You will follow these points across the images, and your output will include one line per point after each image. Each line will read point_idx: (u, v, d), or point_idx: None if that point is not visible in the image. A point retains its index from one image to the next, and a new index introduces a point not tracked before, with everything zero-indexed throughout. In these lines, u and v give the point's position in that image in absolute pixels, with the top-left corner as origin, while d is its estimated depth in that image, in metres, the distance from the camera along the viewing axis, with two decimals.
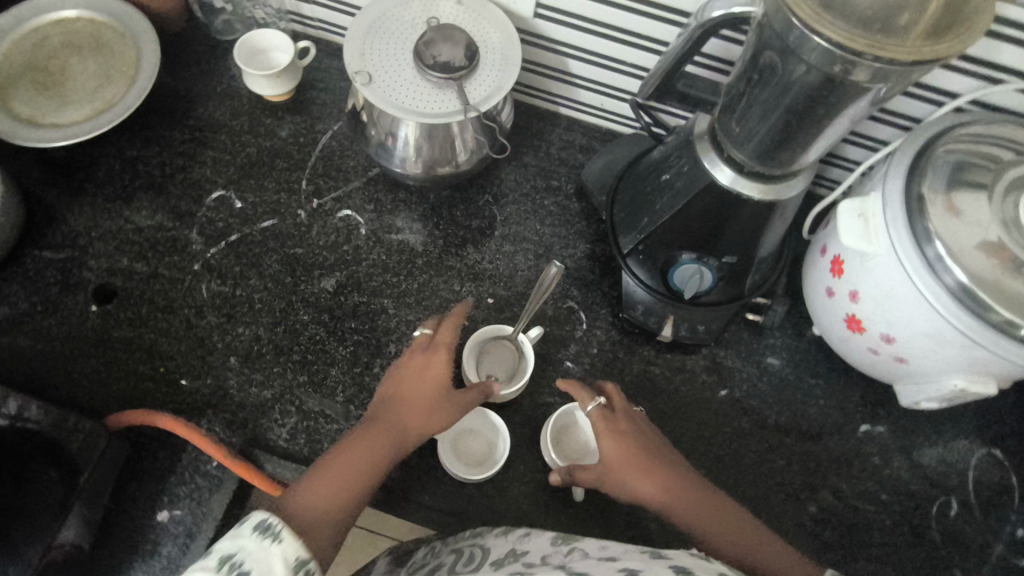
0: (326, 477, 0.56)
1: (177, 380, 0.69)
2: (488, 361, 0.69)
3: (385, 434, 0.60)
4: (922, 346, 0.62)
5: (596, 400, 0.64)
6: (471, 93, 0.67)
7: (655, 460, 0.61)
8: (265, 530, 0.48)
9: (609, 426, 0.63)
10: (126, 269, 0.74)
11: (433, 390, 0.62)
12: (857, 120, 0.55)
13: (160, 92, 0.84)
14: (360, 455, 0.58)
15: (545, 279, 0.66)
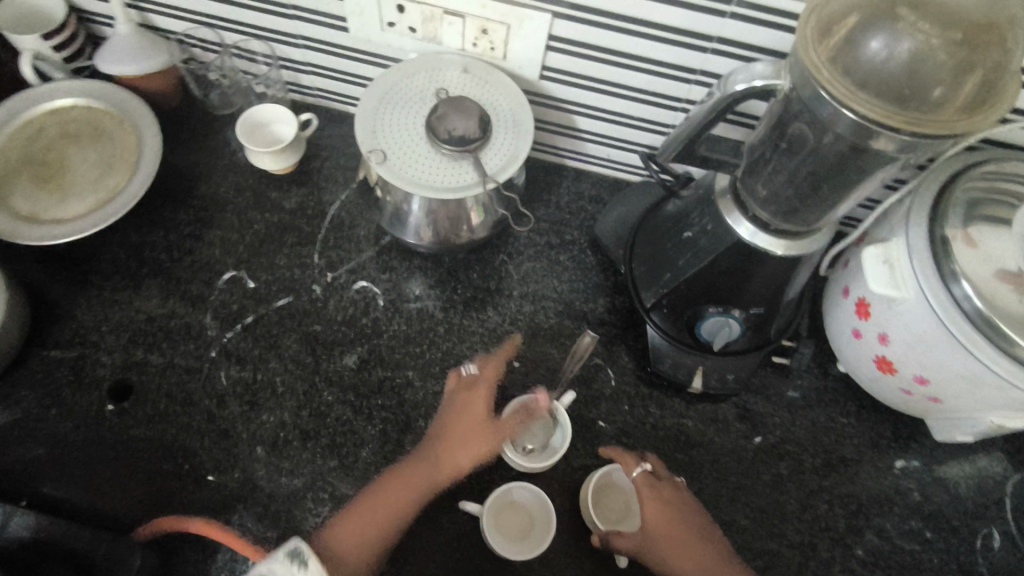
0: (361, 515, 0.63)
1: (203, 476, 0.67)
2: (522, 429, 0.69)
3: (425, 470, 0.66)
4: (958, 386, 0.62)
5: (646, 466, 0.67)
6: (488, 165, 0.67)
7: (693, 532, 0.65)
8: (294, 557, 0.54)
9: (658, 494, 0.66)
10: (141, 361, 0.72)
11: (473, 422, 0.68)
12: (884, 182, 0.55)
13: (162, 173, 0.83)
14: (402, 492, 0.65)
15: (580, 347, 0.72)
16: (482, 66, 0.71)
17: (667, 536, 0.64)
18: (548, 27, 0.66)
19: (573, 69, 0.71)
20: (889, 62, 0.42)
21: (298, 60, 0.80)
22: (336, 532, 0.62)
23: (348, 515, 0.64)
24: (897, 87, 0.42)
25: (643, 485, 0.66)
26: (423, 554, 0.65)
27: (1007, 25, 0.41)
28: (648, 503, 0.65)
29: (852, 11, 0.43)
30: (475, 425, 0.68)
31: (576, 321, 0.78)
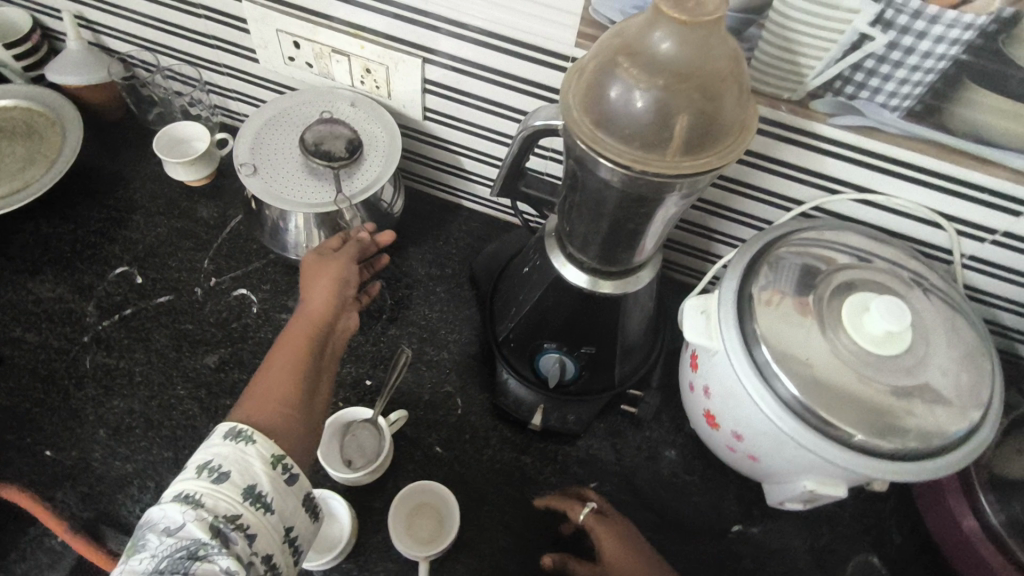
0: (271, 380, 0.59)
1: (42, 451, 0.70)
2: (351, 444, 0.71)
3: (310, 318, 0.66)
4: (767, 446, 0.62)
5: (589, 505, 0.67)
6: (349, 187, 0.72)
7: (637, 564, 0.63)
8: (237, 437, 0.53)
9: (603, 530, 0.66)
10: (17, 338, 0.77)
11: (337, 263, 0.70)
12: (679, 214, 0.59)
13: (87, 174, 0.90)
14: (298, 343, 0.63)
15: (397, 361, 0.74)
16: (367, 101, 0.78)
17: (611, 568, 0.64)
18: (420, 70, 0.73)
19: (450, 112, 0.77)
20: (618, 103, 0.45)
21: (223, 86, 0.89)
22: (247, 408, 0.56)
23: (257, 386, 0.59)
24: (625, 129, 0.45)
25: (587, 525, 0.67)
26: None
27: (725, 72, 0.45)
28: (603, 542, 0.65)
29: (594, 64, 0.48)
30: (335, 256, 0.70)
31: (439, 349, 0.81)
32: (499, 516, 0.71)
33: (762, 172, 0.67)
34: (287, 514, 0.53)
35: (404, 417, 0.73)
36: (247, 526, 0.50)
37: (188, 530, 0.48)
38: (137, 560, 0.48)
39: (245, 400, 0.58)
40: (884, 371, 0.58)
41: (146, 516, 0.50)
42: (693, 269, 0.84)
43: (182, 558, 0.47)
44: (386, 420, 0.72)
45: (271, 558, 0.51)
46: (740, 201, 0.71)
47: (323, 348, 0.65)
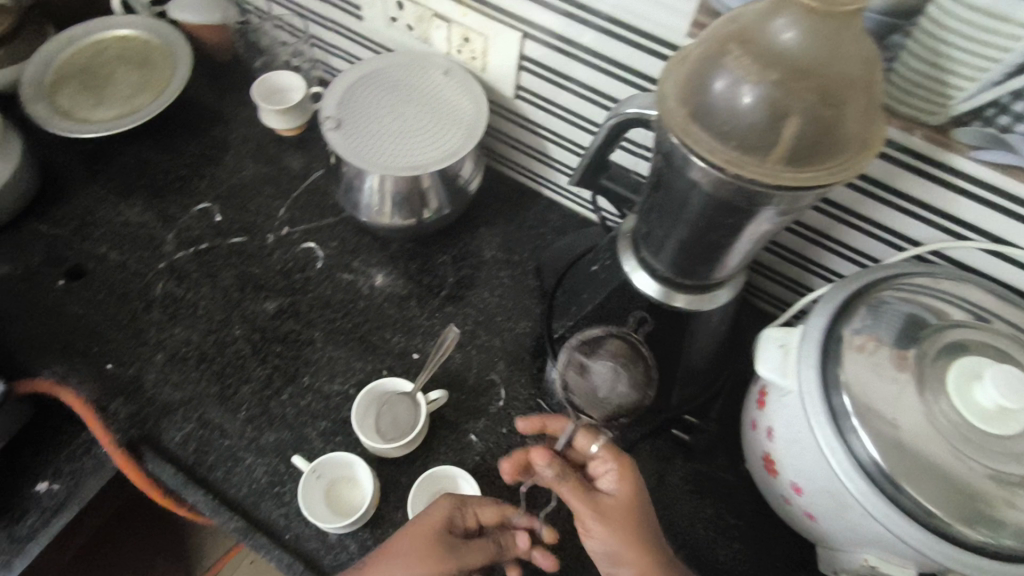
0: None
1: (104, 364, 0.73)
2: (386, 415, 0.70)
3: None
4: (828, 506, 0.56)
5: (605, 432, 0.57)
6: (427, 156, 0.71)
7: (637, 502, 0.55)
8: None
9: (618, 460, 0.55)
10: (101, 254, 0.81)
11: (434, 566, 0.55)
12: (770, 234, 0.53)
13: (190, 110, 0.94)
14: None
15: (444, 338, 0.73)
16: (462, 72, 0.76)
17: (607, 498, 0.55)
18: (518, 45, 0.70)
19: (543, 93, 0.74)
20: (721, 96, 0.40)
21: (326, 41, 0.89)
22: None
23: None
24: (724, 125, 0.40)
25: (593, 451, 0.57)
26: (255, 499, 0.67)
27: (855, 76, 0.39)
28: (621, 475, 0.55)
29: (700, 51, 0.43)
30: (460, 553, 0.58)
31: (492, 336, 0.78)
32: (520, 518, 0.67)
33: (877, 202, 0.59)
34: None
35: (443, 399, 0.71)
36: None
37: None
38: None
39: None
40: (985, 449, 0.50)
41: None
42: (778, 299, 0.77)
43: None
44: (424, 399, 0.70)
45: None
46: (847, 231, 0.63)
47: None
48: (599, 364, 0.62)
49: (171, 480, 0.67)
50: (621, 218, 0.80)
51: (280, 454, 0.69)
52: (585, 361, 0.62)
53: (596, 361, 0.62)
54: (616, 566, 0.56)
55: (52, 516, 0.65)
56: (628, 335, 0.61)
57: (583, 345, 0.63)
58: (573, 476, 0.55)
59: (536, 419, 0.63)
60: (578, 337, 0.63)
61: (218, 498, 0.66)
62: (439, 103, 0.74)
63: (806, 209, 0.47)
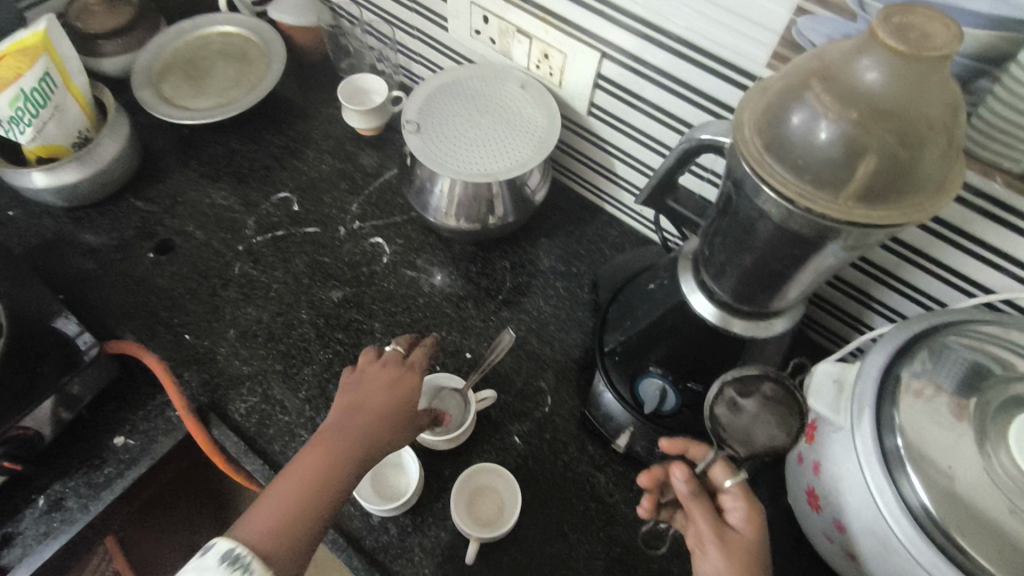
0: (281, 491, 0.55)
1: (182, 334, 0.79)
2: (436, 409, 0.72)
3: (335, 433, 0.59)
4: (872, 547, 0.55)
5: (744, 472, 0.58)
6: (497, 165, 0.73)
7: (759, 547, 0.56)
8: (232, 563, 0.51)
9: (749, 503, 0.57)
10: (188, 232, 0.87)
11: (354, 382, 0.65)
12: (835, 269, 0.53)
13: (279, 105, 1.00)
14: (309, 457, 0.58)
15: (499, 342, 0.74)
16: (538, 87, 0.79)
17: (733, 533, 0.57)
18: (596, 64, 0.72)
19: (616, 112, 0.75)
20: (798, 131, 0.41)
21: (410, 48, 0.94)
22: (255, 520, 0.54)
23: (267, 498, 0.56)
24: (798, 159, 0.41)
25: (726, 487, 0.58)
26: None
27: (934, 119, 0.39)
28: (748, 515, 0.57)
29: (781, 86, 0.44)
30: (369, 380, 0.65)
31: (544, 343, 0.80)
32: (555, 524, 0.69)
33: (949, 246, 0.58)
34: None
35: (491, 399, 0.73)
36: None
37: None
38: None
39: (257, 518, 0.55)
40: None
41: None
42: (836, 335, 0.76)
43: None
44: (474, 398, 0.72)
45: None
46: (915, 273, 0.62)
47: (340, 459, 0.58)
48: (753, 404, 0.59)
49: (234, 448, 0.71)
50: (682, 241, 0.81)
51: None
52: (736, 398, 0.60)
53: (751, 400, 0.59)
54: None
55: (127, 467, 0.71)
56: (786, 381, 0.60)
57: (737, 382, 0.60)
58: (706, 502, 0.58)
59: (680, 441, 0.61)
60: (727, 372, 0.61)
61: (274, 470, 0.70)
62: (514, 115, 0.77)
63: (874, 246, 0.47)
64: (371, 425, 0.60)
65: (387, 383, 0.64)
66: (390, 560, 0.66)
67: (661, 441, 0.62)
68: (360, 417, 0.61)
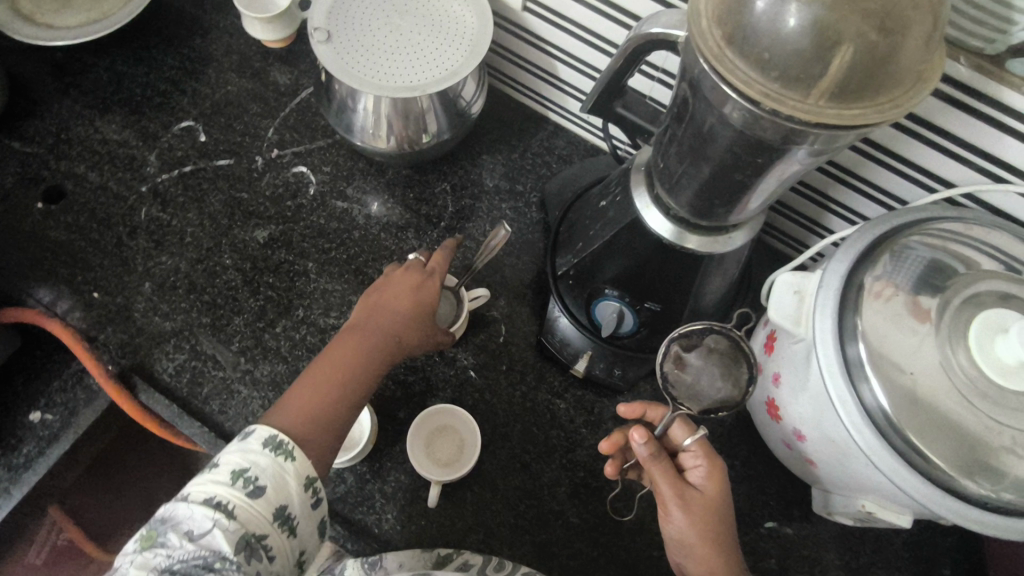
0: (309, 387, 0.55)
1: (89, 292, 0.70)
2: None
3: (358, 336, 0.58)
4: (831, 452, 0.55)
5: (702, 429, 0.56)
6: (424, 75, 0.64)
7: (720, 502, 0.56)
8: (276, 449, 0.51)
9: (711, 460, 0.56)
10: (80, 175, 0.76)
11: (377, 284, 0.62)
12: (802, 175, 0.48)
13: (167, 16, 0.86)
14: (335, 355, 0.57)
15: (493, 239, 0.63)
16: None
17: (694, 491, 0.56)
18: None
19: (554, 7, 0.67)
20: (762, 20, 0.35)
21: None
22: (284, 413, 0.53)
23: (293, 391, 0.55)
24: (765, 52, 0.35)
25: (687, 445, 0.57)
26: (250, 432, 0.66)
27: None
28: (710, 472, 0.56)
29: None
30: (389, 287, 0.61)
31: (493, 270, 0.75)
32: (517, 455, 0.67)
33: (914, 138, 0.55)
34: (305, 537, 0.51)
35: (485, 296, 0.70)
36: (270, 548, 0.48)
37: (213, 539, 0.45)
38: (152, 557, 0.45)
39: (285, 408, 0.54)
40: (1002, 406, 0.48)
41: (171, 510, 0.47)
42: (793, 239, 0.73)
43: (196, 567, 0.45)
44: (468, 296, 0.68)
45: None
46: (877, 170, 0.59)
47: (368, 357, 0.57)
48: (697, 358, 0.58)
49: (163, 411, 0.66)
50: (635, 150, 0.76)
51: (274, 388, 0.67)
52: (683, 353, 0.58)
53: (695, 354, 0.58)
54: (681, 553, 0.56)
55: (47, 445, 0.66)
56: (731, 332, 0.58)
57: (683, 337, 0.58)
58: (666, 461, 0.56)
59: (638, 406, 0.61)
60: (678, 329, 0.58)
61: (214, 430, 0.65)
62: (439, 14, 0.67)
63: (843, 148, 0.42)
64: (391, 330, 0.59)
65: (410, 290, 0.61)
66: (349, 509, 0.64)
67: (618, 407, 0.61)
68: (382, 320, 0.59)
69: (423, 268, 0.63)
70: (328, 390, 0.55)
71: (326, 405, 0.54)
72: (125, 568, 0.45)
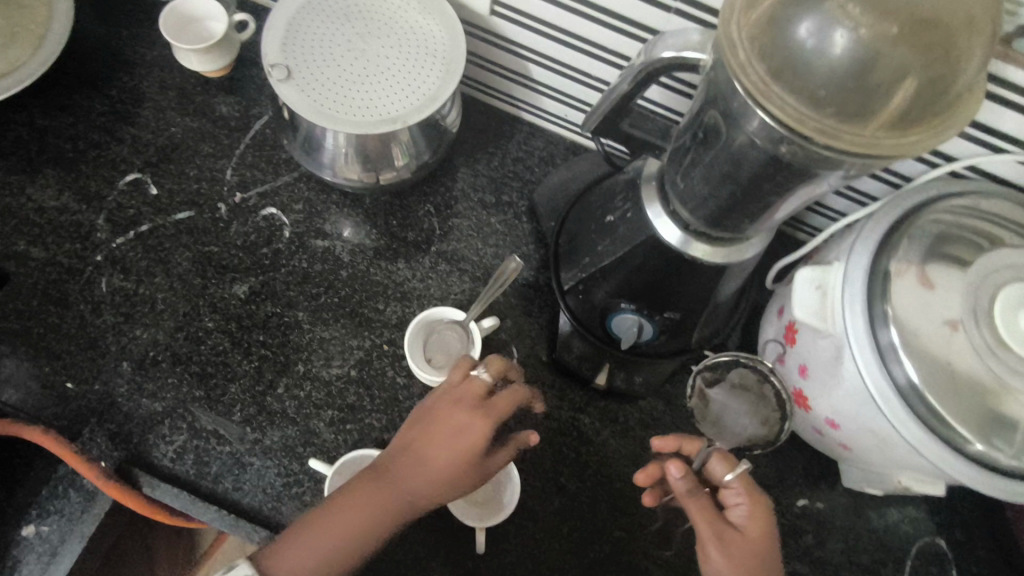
0: (323, 522, 0.54)
1: (62, 383, 0.64)
2: (434, 345, 0.65)
3: (390, 480, 0.55)
4: (867, 437, 0.56)
5: (744, 465, 0.57)
6: (401, 104, 0.59)
7: (761, 544, 0.55)
8: None
9: (752, 500, 0.56)
10: (22, 253, 0.68)
11: (429, 408, 0.57)
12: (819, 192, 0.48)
13: (84, 55, 0.76)
14: (361, 497, 0.55)
15: (504, 273, 0.63)
16: None
17: (733, 531, 0.55)
18: None
19: (527, 10, 0.63)
20: (813, 54, 0.34)
21: None
22: (287, 551, 0.54)
23: (307, 524, 0.55)
24: (819, 88, 0.34)
25: (727, 483, 0.57)
26: (272, 505, 0.62)
27: (959, 24, 0.33)
28: (750, 512, 0.56)
29: None
30: (438, 424, 0.55)
31: None
32: (551, 478, 0.66)
33: None
34: None
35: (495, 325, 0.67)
36: None
37: None
38: None
39: (292, 537, 0.55)
40: None
41: None
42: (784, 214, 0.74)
43: None
44: (479, 327, 0.65)
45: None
46: None
47: (384, 511, 0.54)
48: (721, 391, 0.67)
49: (173, 501, 0.61)
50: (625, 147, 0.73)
51: (289, 453, 0.64)
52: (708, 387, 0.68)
53: (718, 388, 0.67)
54: None
55: (49, 560, 0.61)
56: (758, 366, 0.66)
57: (709, 372, 0.68)
58: (704, 500, 0.56)
59: (674, 439, 0.59)
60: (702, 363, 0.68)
61: (233, 510, 0.61)
62: (405, 33, 0.62)
63: None
64: (417, 485, 0.55)
65: (450, 437, 0.54)
66: (391, 566, 0.62)
67: (651, 439, 0.60)
68: (412, 468, 0.55)
69: (479, 398, 0.55)
70: (332, 539, 0.54)
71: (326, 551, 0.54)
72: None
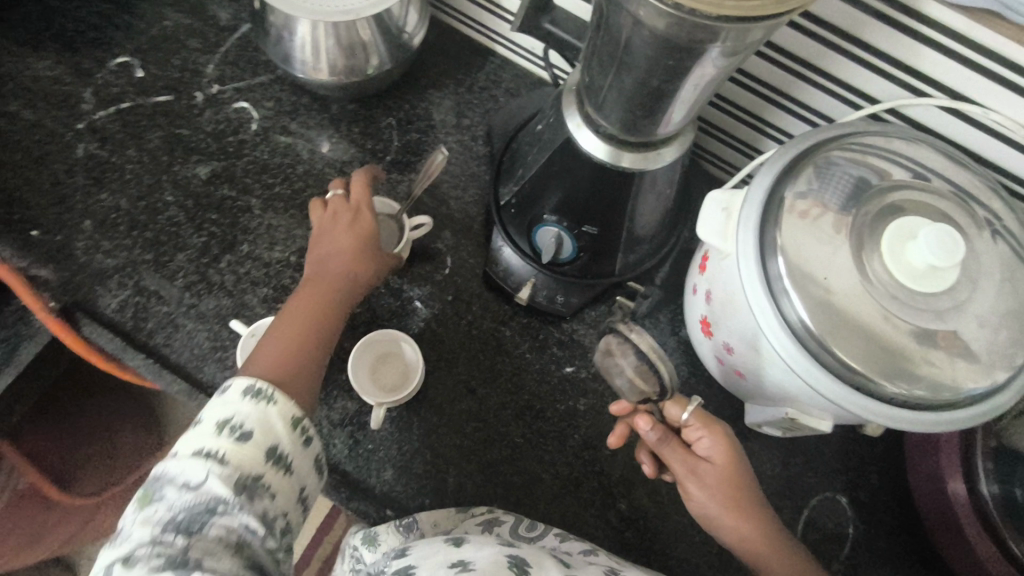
0: (282, 335, 0.56)
1: (27, 231, 0.70)
2: None
3: (320, 281, 0.61)
4: (756, 361, 0.57)
5: (693, 402, 0.56)
6: (359, 3, 0.66)
7: (735, 465, 0.56)
8: (257, 395, 0.50)
9: (711, 430, 0.56)
10: (13, 113, 0.75)
11: (318, 233, 0.63)
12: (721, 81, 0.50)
13: None
14: (305, 305, 0.59)
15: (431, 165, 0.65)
16: None
17: (705, 463, 0.57)
18: None
19: None
20: None
21: None
22: (260, 365, 0.54)
23: (267, 344, 0.56)
24: None
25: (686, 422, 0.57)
26: (196, 363, 0.67)
27: None
28: (716, 443, 0.56)
29: None
30: (325, 233, 0.63)
31: (439, 204, 0.76)
32: (464, 380, 0.69)
33: (839, 53, 0.56)
34: (303, 475, 0.51)
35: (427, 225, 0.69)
36: (269, 486, 0.47)
37: (210, 486, 0.45)
38: (154, 513, 0.44)
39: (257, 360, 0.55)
40: (910, 309, 0.50)
41: (159, 471, 0.47)
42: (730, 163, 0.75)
43: (200, 511, 0.44)
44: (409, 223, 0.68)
45: (286, 521, 0.49)
46: (806, 88, 0.61)
47: (331, 299, 0.59)
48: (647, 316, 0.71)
49: (108, 344, 0.66)
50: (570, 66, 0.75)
51: (220, 320, 0.68)
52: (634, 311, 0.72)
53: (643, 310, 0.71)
54: (711, 525, 0.57)
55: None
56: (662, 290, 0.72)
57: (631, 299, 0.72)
58: (674, 445, 0.57)
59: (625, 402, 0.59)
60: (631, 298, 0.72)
61: (160, 362, 0.66)
62: None
63: (754, 46, 0.43)
64: (342, 271, 0.61)
65: (345, 226, 0.62)
66: None
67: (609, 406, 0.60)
68: (332, 266, 0.61)
69: (347, 205, 0.64)
70: (303, 334, 0.57)
71: (305, 348, 0.56)
72: (126, 528, 0.44)
